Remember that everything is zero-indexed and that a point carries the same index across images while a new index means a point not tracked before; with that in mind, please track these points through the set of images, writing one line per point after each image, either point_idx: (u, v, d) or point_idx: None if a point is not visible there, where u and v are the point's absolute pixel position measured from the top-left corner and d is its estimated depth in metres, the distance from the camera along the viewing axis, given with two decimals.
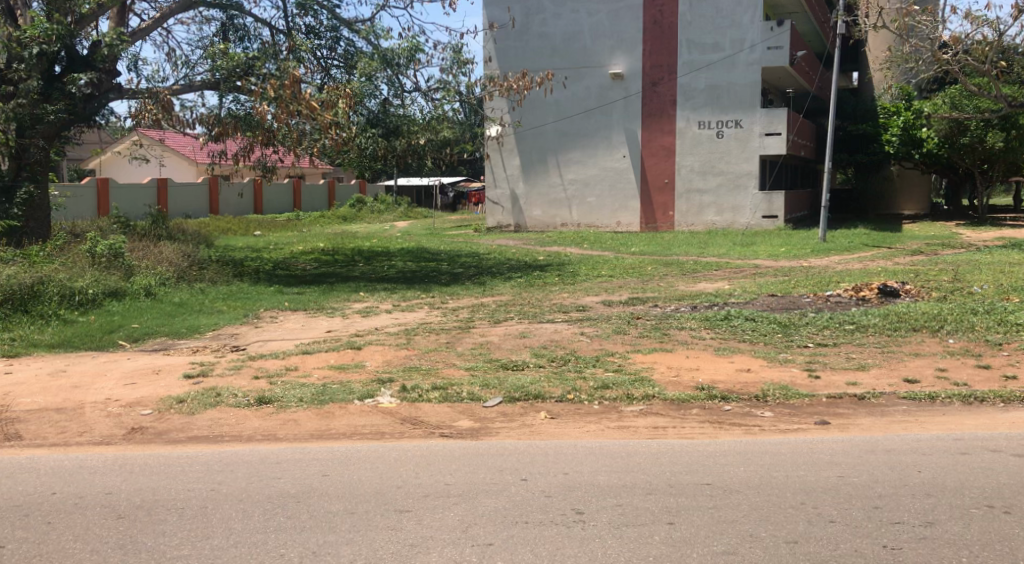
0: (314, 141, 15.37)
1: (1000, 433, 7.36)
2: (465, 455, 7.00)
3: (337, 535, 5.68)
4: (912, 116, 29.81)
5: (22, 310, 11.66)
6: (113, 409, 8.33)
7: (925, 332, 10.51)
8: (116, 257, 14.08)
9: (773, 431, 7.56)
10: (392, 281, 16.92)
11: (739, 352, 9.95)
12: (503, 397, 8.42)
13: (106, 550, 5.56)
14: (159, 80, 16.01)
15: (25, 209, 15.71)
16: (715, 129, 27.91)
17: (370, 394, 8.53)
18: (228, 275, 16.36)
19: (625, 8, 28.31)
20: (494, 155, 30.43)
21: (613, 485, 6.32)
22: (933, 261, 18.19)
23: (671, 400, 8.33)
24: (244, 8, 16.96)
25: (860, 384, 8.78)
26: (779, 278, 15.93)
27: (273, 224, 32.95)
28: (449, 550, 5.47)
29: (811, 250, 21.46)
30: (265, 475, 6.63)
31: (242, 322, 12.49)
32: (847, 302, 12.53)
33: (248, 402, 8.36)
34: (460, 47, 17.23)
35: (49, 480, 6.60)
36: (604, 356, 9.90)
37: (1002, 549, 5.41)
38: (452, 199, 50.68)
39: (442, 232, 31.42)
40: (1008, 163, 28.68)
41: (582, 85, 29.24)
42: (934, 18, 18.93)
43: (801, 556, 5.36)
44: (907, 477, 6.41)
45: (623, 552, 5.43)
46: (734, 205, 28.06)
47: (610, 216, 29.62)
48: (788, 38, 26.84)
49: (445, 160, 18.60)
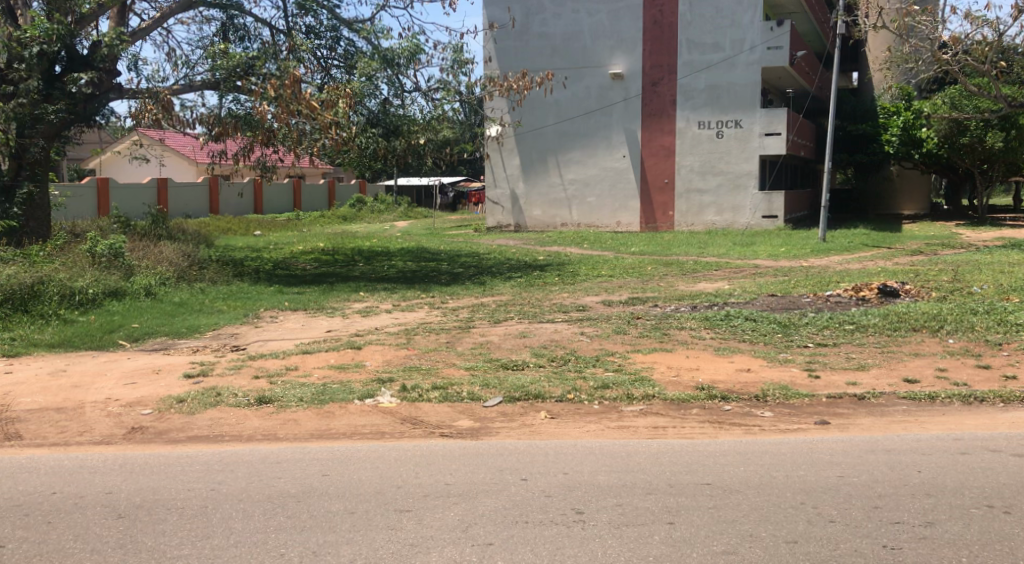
0: (314, 141, 15.35)
1: (1000, 432, 7.37)
2: (465, 454, 7.00)
3: (337, 535, 5.68)
4: (912, 116, 29.82)
5: (22, 310, 11.66)
6: (113, 408, 8.34)
7: (925, 332, 10.52)
8: (116, 257, 14.08)
9: (773, 431, 7.56)
10: (392, 281, 16.90)
11: (739, 352, 9.95)
12: (503, 397, 8.42)
13: (106, 550, 5.56)
14: (159, 80, 16.01)
15: (25, 208, 15.70)
16: (715, 129, 27.92)
17: (370, 394, 8.53)
18: (228, 275, 16.35)
19: (625, 8, 28.32)
20: (494, 155, 30.43)
21: (613, 485, 6.33)
22: (933, 261, 18.20)
23: (671, 400, 8.33)
24: (244, 8, 16.95)
25: (860, 384, 8.78)
26: (779, 278, 15.93)
27: (273, 224, 32.94)
28: (449, 551, 5.47)
29: (811, 250, 21.47)
30: (265, 475, 6.63)
31: (242, 322, 12.49)
32: (847, 302, 12.54)
33: (248, 402, 8.36)
34: (460, 47, 17.21)
35: (49, 481, 6.60)
36: (604, 356, 9.90)
37: (1002, 549, 5.41)
38: (451, 198, 50.69)
39: (442, 232, 31.43)
40: (1008, 163, 28.69)
41: (582, 85, 29.24)
42: (934, 18, 18.93)
43: (801, 556, 5.36)
44: (907, 477, 6.41)
45: (623, 552, 5.44)
46: (734, 205, 28.07)
47: (610, 215, 29.63)
48: (788, 38, 26.85)
49: (445, 160, 18.59)
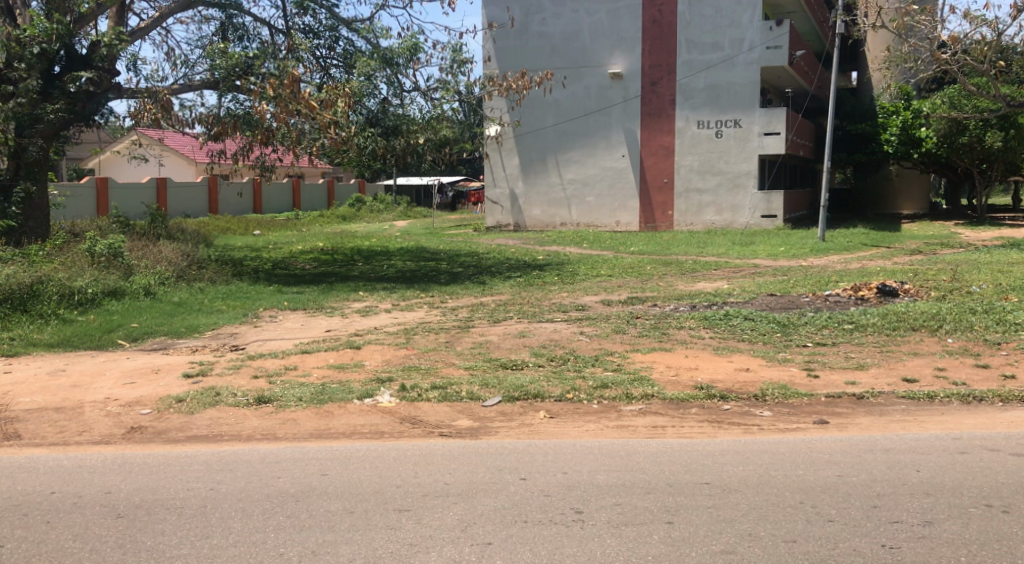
0: (314, 141, 15.34)
1: (998, 432, 7.37)
2: (464, 454, 6.99)
3: (337, 534, 5.69)
4: (911, 116, 29.82)
5: (21, 310, 11.66)
6: (113, 408, 8.34)
7: (924, 331, 10.52)
8: (115, 257, 14.07)
9: (772, 431, 7.56)
10: (391, 281, 16.87)
11: (738, 352, 9.95)
12: (502, 397, 8.42)
13: (105, 550, 5.56)
14: (159, 79, 16.00)
15: (23, 208, 15.67)
16: (714, 129, 27.92)
17: (370, 393, 8.53)
18: (228, 275, 16.32)
19: (624, 7, 28.33)
20: (493, 155, 30.45)
21: (613, 484, 6.33)
22: (933, 261, 18.16)
23: (671, 400, 8.33)
24: (243, 7, 16.95)
25: (859, 383, 8.78)
26: (779, 278, 15.89)
27: (272, 224, 32.95)
28: (449, 550, 5.47)
29: (810, 249, 21.45)
30: (265, 474, 6.63)
31: (242, 322, 12.47)
32: (846, 302, 12.54)
33: (248, 402, 8.36)
34: (459, 47, 17.20)
35: (49, 480, 6.60)
36: (604, 356, 9.89)
37: (1001, 549, 5.41)
38: (451, 198, 50.68)
39: (441, 231, 31.26)
40: (1007, 163, 28.69)
41: (582, 84, 29.24)
42: (934, 18, 18.92)
43: (800, 555, 5.37)
44: (906, 477, 6.42)
45: (622, 552, 5.43)
46: (733, 205, 28.05)
47: (609, 215, 29.64)
48: (787, 38, 26.86)
49: (444, 160, 18.57)
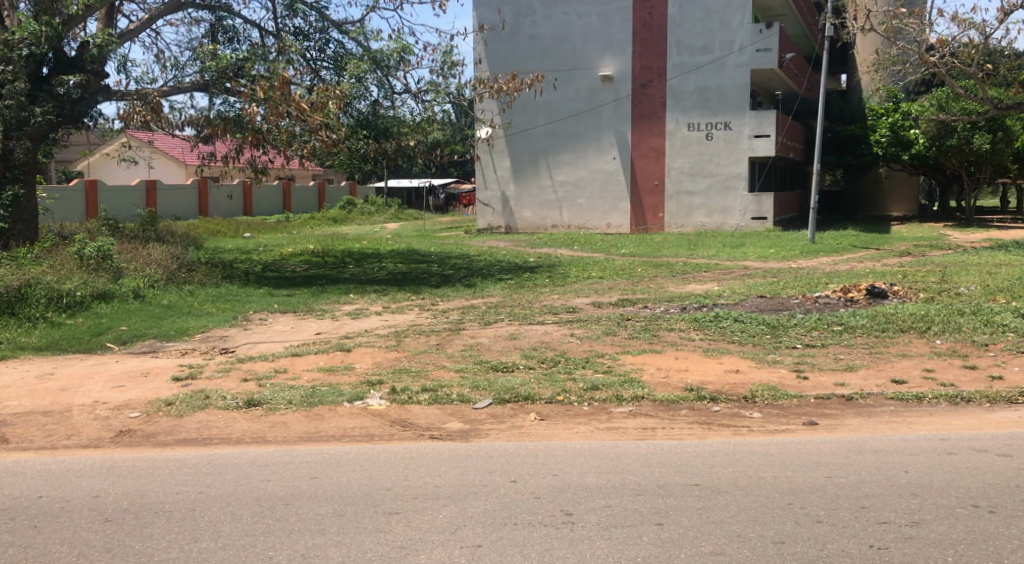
0: (304, 143, 15.46)
1: (986, 433, 7.41)
2: (454, 456, 7.03)
3: (326, 537, 5.69)
4: (900, 117, 29.81)
5: (8, 313, 11.65)
6: (100, 412, 8.30)
7: (913, 332, 10.60)
8: (104, 260, 14.02)
9: (761, 432, 7.56)
10: (383, 281, 17.00)
11: (728, 352, 10.01)
12: (493, 398, 8.43)
13: (93, 553, 5.54)
14: (148, 81, 15.92)
15: (11, 210, 15.59)
16: (704, 131, 28.00)
17: (360, 395, 8.54)
18: (217, 277, 16.35)
19: (615, 10, 28.42)
20: (485, 156, 30.41)
21: (602, 486, 6.35)
22: (922, 262, 18.44)
23: (660, 401, 8.36)
24: (233, 9, 16.89)
25: (848, 384, 8.83)
26: (768, 279, 16.12)
27: (264, 226, 32.81)
28: (438, 552, 5.48)
29: (800, 250, 21.67)
30: (254, 477, 6.62)
31: (231, 324, 12.50)
32: (835, 302, 12.66)
33: (236, 404, 8.34)
34: (450, 49, 17.25)
35: (37, 484, 6.58)
36: (593, 356, 9.96)
37: (987, 549, 5.43)
38: (444, 200, 50.88)
39: (432, 232, 32.33)
40: (995, 165, 28.84)
41: (573, 86, 29.29)
42: (922, 21, 18.85)
43: (789, 557, 5.36)
44: (894, 477, 6.44)
45: (612, 552, 5.45)
46: (723, 207, 28.11)
47: (600, 217, 29.62)
48: (777, 40, 26.99)
49: (434, 161, 18.64)
